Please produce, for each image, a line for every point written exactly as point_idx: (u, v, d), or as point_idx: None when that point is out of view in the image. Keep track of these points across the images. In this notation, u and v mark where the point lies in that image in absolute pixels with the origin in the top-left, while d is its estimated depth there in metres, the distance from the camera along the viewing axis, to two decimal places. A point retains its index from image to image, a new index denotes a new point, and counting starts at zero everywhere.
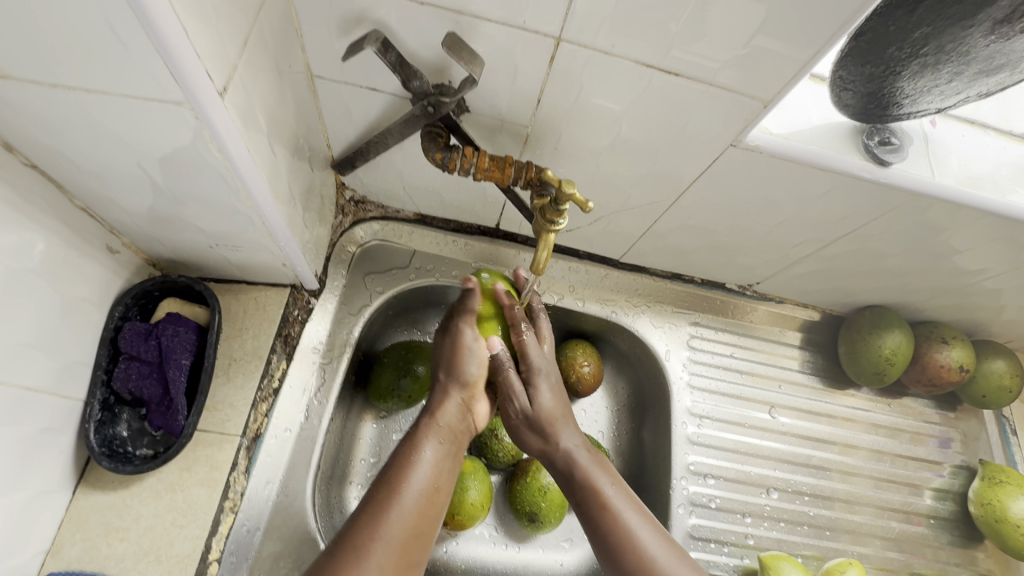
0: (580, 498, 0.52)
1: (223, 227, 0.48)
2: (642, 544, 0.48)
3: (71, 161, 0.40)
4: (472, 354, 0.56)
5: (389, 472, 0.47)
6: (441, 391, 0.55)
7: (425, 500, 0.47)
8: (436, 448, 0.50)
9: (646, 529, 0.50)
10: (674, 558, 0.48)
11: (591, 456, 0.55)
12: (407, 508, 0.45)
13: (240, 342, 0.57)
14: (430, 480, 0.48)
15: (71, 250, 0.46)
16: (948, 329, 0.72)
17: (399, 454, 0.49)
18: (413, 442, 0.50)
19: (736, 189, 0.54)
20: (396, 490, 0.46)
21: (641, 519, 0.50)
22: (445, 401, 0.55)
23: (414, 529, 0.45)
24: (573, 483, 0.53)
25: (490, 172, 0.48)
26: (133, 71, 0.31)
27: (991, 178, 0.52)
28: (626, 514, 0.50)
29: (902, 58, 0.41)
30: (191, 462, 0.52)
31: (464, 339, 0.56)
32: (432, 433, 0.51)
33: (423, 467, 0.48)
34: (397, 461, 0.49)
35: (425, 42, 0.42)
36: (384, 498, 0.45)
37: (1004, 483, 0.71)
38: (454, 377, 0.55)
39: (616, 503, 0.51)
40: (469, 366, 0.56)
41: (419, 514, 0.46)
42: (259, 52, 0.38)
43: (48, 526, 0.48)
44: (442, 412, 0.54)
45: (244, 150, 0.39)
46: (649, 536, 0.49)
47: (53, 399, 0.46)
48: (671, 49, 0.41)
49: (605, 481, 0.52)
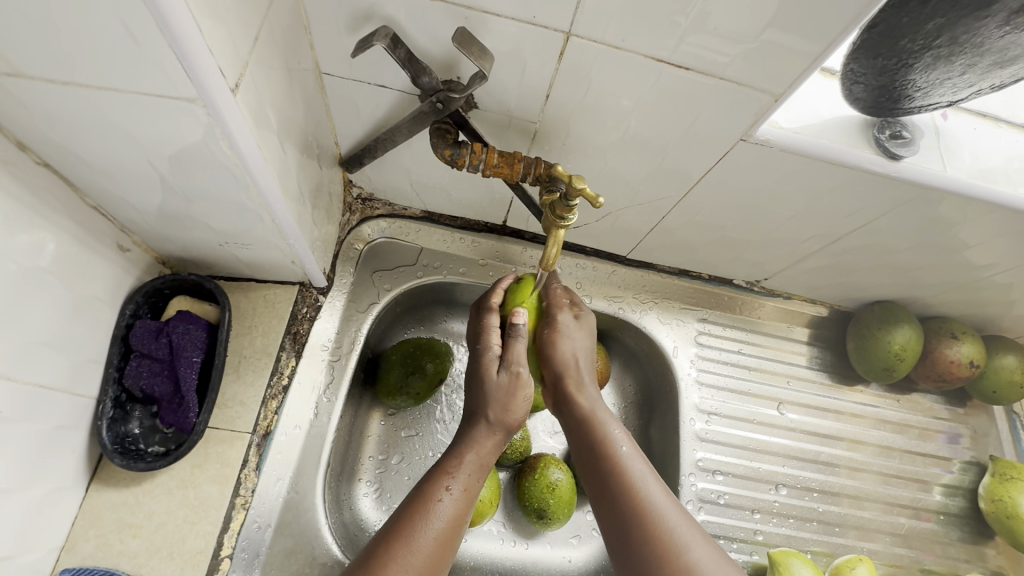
0: (590, 448, 0.51)
1: (233, 224, 0.48)
2: (648, 501, 0.46)
3: (83, 159, 0.41)
4: (524, 403, 0.52)
5: (420, 499, 0.46)
6: (487, 430, 0.51)
7: (452, 528, 0.46)
8: (471, 481, 0.48)
9: (656, 490, 0.47)
10: (686, 524, 0.45)
11: (607, 412, 0.53)
12: (434, 537, 0.44)
13: (249, 340, 0.58)
14: (461, 509, 0.47)
15: (82, 249, 0.46)
16: (958, 324, 0.72)
17: (432, 482, 0.48)
18: (449, 473, 0.48)
19: (745, 184, 0.54)
20: (426, 518, 0.45)
21: (652, 480, 0.48)
22: (487, 433, 0.51)
23: (439, 555, 0.44)
24: (584, 435, 0.52)
25: (499, 168, 0.48)
26: (145, 67, 0.31)
27: (1003, 171, 0.52)
28: (636, 471, 0.48)
29: (914, 50, 0.40)
30: (203, 459, 0.53)
31: (523, 386, 0.51)
32: (470, 463, 0.49)
33: (455, 497, 0.47)
34: (430, 490, 0.47)
35: (434, 38, 0.42)
36: (412, 526, 0.44)
37: (1016, 479, 0.70)
38: (503, 422, 0.51)
39: (628, 458, 0.49)
40: (520, 411, 0.52)
41: (444, 542, 0.45)
42: (270, 49, 0.38)
43: (61, 522, 0.48)
44: (484, 446, 0.50)
45: (255, 148, 0.39)
46: (657, 498, 0.46)
47: (66, 397, 0.47)
48: (681, 43, 0.40)
49: (617, 434, 0.51)
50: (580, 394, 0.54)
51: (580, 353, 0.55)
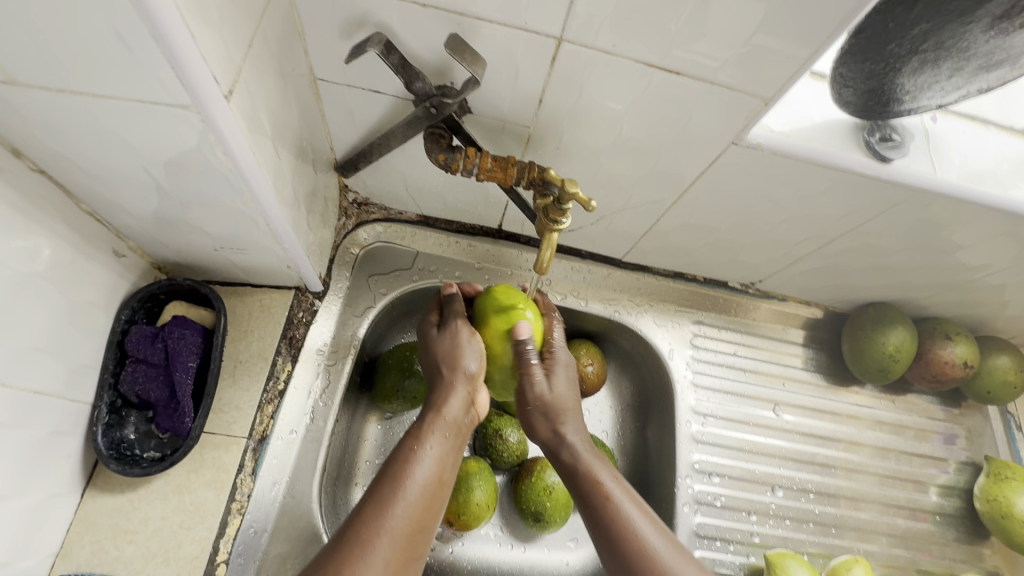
0: (585, 499, 0.50)
1: (229, 230, 0.48)
2: (650, 549, 0.45)
3: (78, 166, 0.41)
4: (470, 347, 0.53)
5: (390, 465, 0.45)
6: (444, 385, 0.52)
7: (429, 493, 0.44)
8: (442, 443, 0.48)
9: (652, 532, 0.46)
10: (681, 560, 0.45)
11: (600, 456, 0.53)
12: (411, 500, 0.43)
13: (246, 345, 0.58)
14: (435, 472, 0.46)
15: (78, 254, 0.46)
16: (952, 325, 0.72)
17: (400, 448, 0.47)
18: (416, 436, 0.48)
19: (738, 187, 0.55)
20: (399, 480, 0.44)
21: (649, 522, 0.47)
22: (446, 393, 0.52)
23: (418, 521, 0.42)
24: (579, 481, 0.51)
25: (493, 172, 0.49)
26: (139, 75, 0.32)
27: (993, 173, 0.52)
28: (634, 518, 0.47)
29: (901, 55, 0.41)
30: (199, 464, 0.53)
31: (460, 333, 0.54)
32: (435, 424, 0.49)
33: (426, 459, 0.46)
34: (400, 455, 0.46)
35: (427, 44, 0.42)
36: (387, 491, 0.43)
37: (1010, 478, 0.71)
38: (456, 372, 0.52)
39: (625, 504, 0.48)
40: (471, 360, 0.53)
41: (423, 506, 0.43)
42: (263, 56, 0.39)
43: (56, 529, 0.48)
44: (446, 406, 0.51)
45: (249, 153, 0.39)
46: (654, 539, 0.46)
47: (62, 403, 0.47)
48: (671, 48, 0.41)
49: (614, 484, 0.50)
50: (572, 441, 0.53)
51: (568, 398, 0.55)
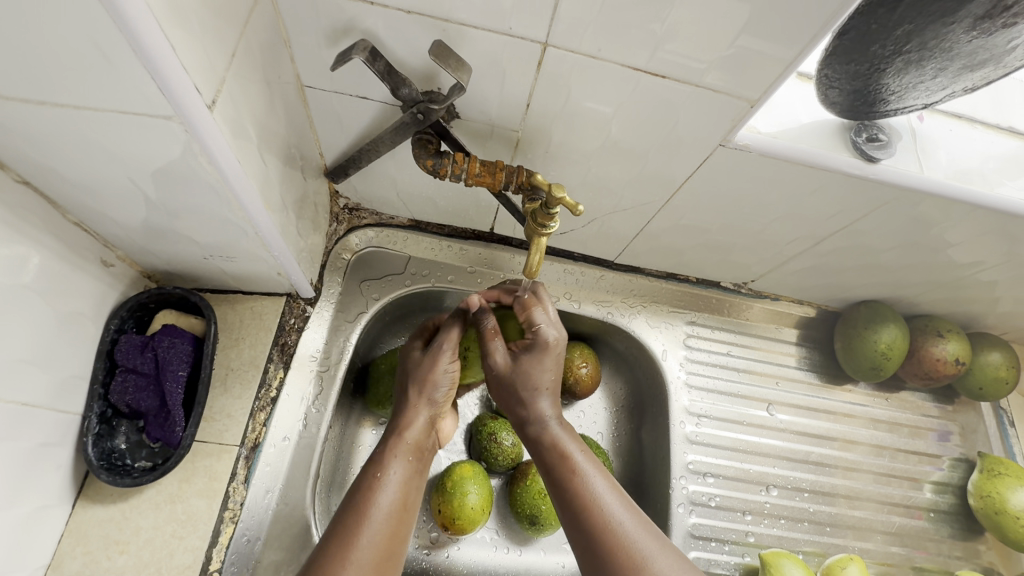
0: (552, 472, 0.49)
1: (217, 238, 0.48)
2: (611, 520, 0.45)
3: (64, 178, 0.41)
4: (445, 374, 0.53)
5: (355, 494, 0.46)
6: (408, 406, 0.53)
7: (392, 522, 0.45)
8: (407, 471, 0.48)
9: (613, 502, 0.46)
10: (644, 531, 0.45)
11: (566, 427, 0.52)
12: (375, 532, 0.43)
13: (237, 352, 0.58)
14: (399, 500, 0.46)
15: (65, 265, 0.46)
16: (944, 322, 0.72)
17: (365, 475, 0.47)
18: (379, 463, 0.48)
19: (727, 188, 0.55)
20: (363, 516, 0.44)
21: (610, 492, 0.47)
22: (412, 414, 0.52)
23: (385, 552, 0.43)
24: (545, 455, 0.50)
25: (481, 177, 0.48)
26: (120, 86, 0.32)
27: (980, 171, 0.53)
28: (596, 485, 0.47)
29: (885, 56, 0.41)
30: (191, 473, 0.52)
31: (440, 360, 0.53)
32: (397, 449, 0.49)
33: (392, 488, 0.46)
34: (363, 485, 0.46)
35: (413, 50, 0.42)
36: (350, 524, 0.43)
37: (1003, 475, 0.71)
38: (423, 395, 0.53)
39: (588, 475, 0.48)
40: (440, 385, 0.53)
41: (389, 537, 0.44)
42: (247, 64, 0.38)
43: (47, 540, 0.48)
44: (408, 427, 0.51)
45: (234, 162, 0.39)
46: (618, 510, 0.46)
47: (51, 414, 0.46)
48: (657, 51, 0.41)
49: (581, 458, 0.49)
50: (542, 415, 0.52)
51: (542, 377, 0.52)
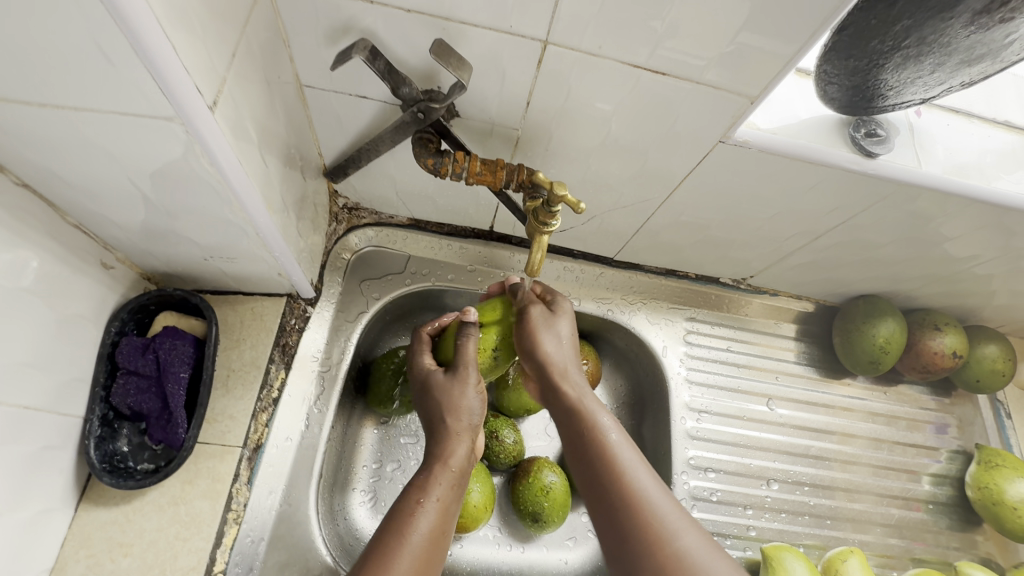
0: (582, 450, 0.49)
1: (218, 239, 0.48)
2: (642, 492, 0.45)
3: (63, 179, 0.40)
4: (475, 399, 0.52)
5: (394, 516, 0.45)
6: (447, 437, 0.51)
7: (431, 546, 0.43)
8: (446, 498, 0.47)
9: (647, 480, 0.46)
10: (674, 509, 0.45)
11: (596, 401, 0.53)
12: (414, 555, 0.42)
13: (238, 353, 0.57)
14: (438, 526, 0.45)
15: (64, 267, 0.46)
16: (941, 316, 0.73)
17: (405, 500, 0.46)
18: (420, 489, 0.47)
19: (726, 185, 0.55)
20: (400, 536, 0.43)
21: (643, 471, 0.47)
22: (452, 445, 0.50)
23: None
24: (576, 431, 0.51)
25: (481, 176, 0.49)
26: (122, 88, 0.32)
27: (977, 165, 0.53)
28: (626, 459, 0.47)
29: (884, 51, 0.41)
30: (193, 474, 0.52)
31: (467, 382, 0.52)
32: (439, 477, 0.48)
33: (430, 512, 0.45)
34: (403, 509, 0.45)
35: (413, 48, 0.42)
36: (389, 546, 0.42)
37: (1000, 466, 0.72)
38: (461, 423, 0.51)
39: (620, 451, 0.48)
40: (472, 412, 0.52)
41: (424, 561, 0.43)
42: (247, 64, 0.38)
43: (50, 543, 0.48)
44: (450, 455, 0.50)
45: (235, 162, 0.39)
46: (650, 486, 0.46)
47: (52, 417, 0.46)
48: (657, 49, 0.41)
49: (608, 430, 0.49)
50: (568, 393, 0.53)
51: (559, 351, 0.54)
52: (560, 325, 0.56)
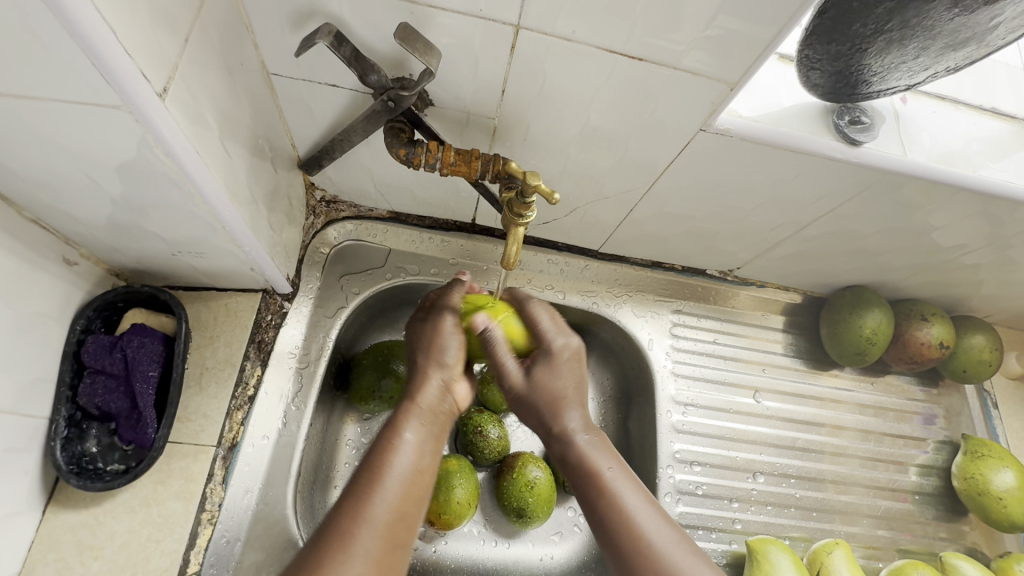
0: (585, 493, 0.47)
1: (185, 233, 0.47)
2: (647, 536, 0.43)
3: (16, 173, 0.39)
4: (452, 336, 0.51)
5: (371, 455, 0.43)
6: (422, 375, 0.49)
7: (409, 483, 0.42)
8: (424, 436, 0.45)
9: (650, 518, 0.45)
10: (683, 550, 0.43)
11: (601, 444, 0.49)
12: (392, 490, 0.40)
13: (212, 351, 0.56)
14: (417, 461, 0.43)
15: (24, 263, 0.44)
16: (928, 306, 0.72)
17: (380, 438, 0.44)
18: (395, 424, 0.45)
19: (709, 174, 0.54)
20: (378, 472, 0.41)
21: (646, 508, 0.45)
22: (425, 383, 0.49)
23: (398, 512, 0.40)
24: (576, 474, 0.48)
25: (456, 166, 0.47)
26: (63, 74, 0.30)
27: (964, 153, 0.52)
28: (630, 503, 0.45)
29: (866, 35, 0.40)
30: (166, 475, 0.51)
31: (444, 322, 0.52)
32: (416, 412, 0.46)
33: (407, 448, 0.43)
34: (378, 445, 0.43)
35: (381, 34, 0.41)
36: (366, 481, 0.41)
37: (986, 456, 0.72)
38: (435, 358, 0.50)
39: (622, 493, 0.46)
40: (450, 350, 0.50)
41: (403, 498, 0.41)
42: (203, 50, 0.37)
43: (17, 548, 0.47)
44: (425, 394, 0.48)
45: (192, 153, 0.37)
46: (655, 529, 0.44)
47: (16, 419, 0.45)
48: (633, 34, 0.40)
49: (610, 474, 0.47)
50: (569, 431, 0.49)
51: (565, 388, 0.51)
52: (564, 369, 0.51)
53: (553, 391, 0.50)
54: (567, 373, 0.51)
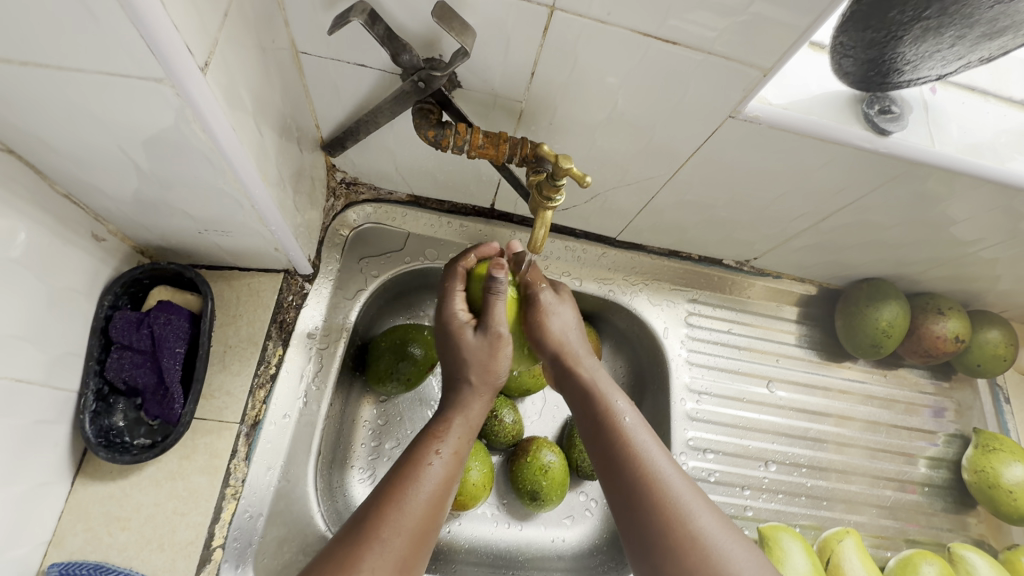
0: (595, 422, 0.50)
1: (213, 212, 0.47)
2: (652, 468, 0.45)
3: (51, 145, 0.39)
4: (505, 362, 0.51)
5: (409, 463, 0.45)
6: (470, 395, 0.51)
7: (441, 493, 0.44)
8: (459, 448, 0.48)
9: (660, 457, 0.46)
10: (686, 485, 0.45)
11: (611, 385, 0.52)
12: (427, 499, 0.43)
13: (234, 330, 0.57)
14: (450, 473, 0.46)
15: (54, 238, 0.45)
16: (945, 300, 0.72)
17: (420, 447, 0.47)
18: (437, 436, 0.48)
19: (735, 162, 0.54)
20: (416, 480, 0.44)
21: (658, 449, 0.47)
22: (471, 398, 0.51)
23: (430, 521, 0.43)
24: (588, 407, 0.51)
25: (484, 149, 0.47)
26: (108, 45, 0.30)
27: (992, 146, 0.52)
28: (639, 439, 0.47)
29: (904, 22, 0.39)
30: (191, 450, 0.52)
31: (500, 344, 0.50)
32: (457, 426, 0.49)
33: (445, 460, 0.46)
34: (417, 454, 0.46)
35: (414, 14, 0.40)
36: (402, 487, 0.43)
37: (997, 450, 0.72)
38: (484, 380, 0.51)
39: (633, 429, 0.48)
40: (502, 368, 0.52)
41: (436, 506, 0.44)
42: (239, 26, 0.37)
43: (48, 517, 0.48)
44: (468, 411, 0.50)
45: (228, 129, 0.38)
46: (663, 464, 0.45)
47: (46, 391, 0.46)
48: (667, 18, 0.39)
49: (621, 407, 0.49)
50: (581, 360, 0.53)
51: (574, 317, 0.55)
52: (570, 304, 0.56)
53: (569, 318, 0.55)
54: (570, 314, 0.55)
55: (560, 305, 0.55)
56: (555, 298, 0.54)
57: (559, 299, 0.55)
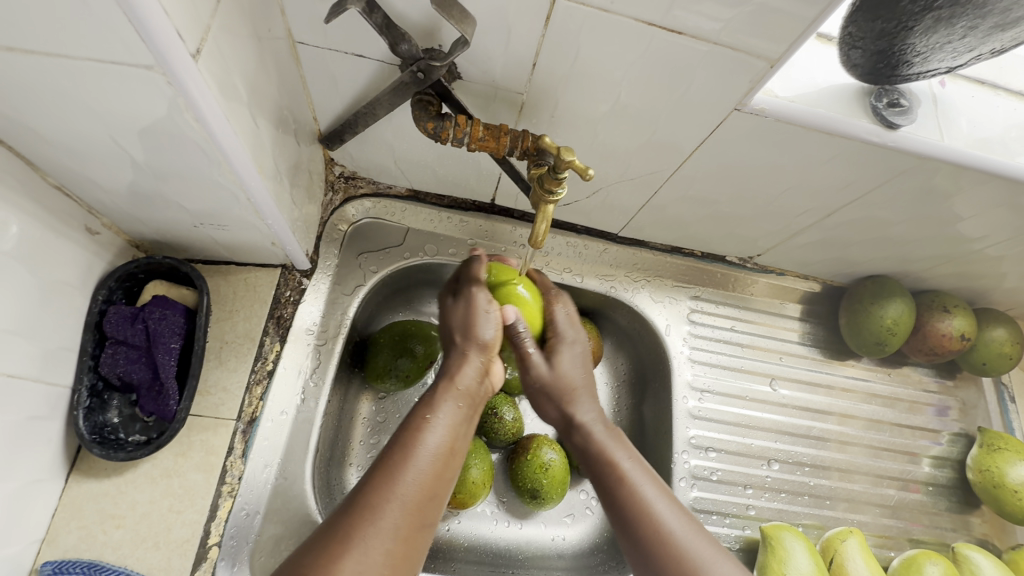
0: (601, 482, 0.49)
1: (209, 205, 0.46)
2: (665, 526, 0.44)
3: (42, 136, 0.38)
4: (485, 317, 0.51)
5: (403, 434, 0.44)
6: (459, 356, 0.51)
7: (439, 462, 0.43)
8: (454, 416, 0.46)
9: (669, 511, 0.45)
10: (701, 539, 0.44)
11: (615, 439, 0.51)
12: (422, 467, 0.41)
13: (231, 325, 0.56)
14: (447, 441, 0.44)
15: (47, 231, 0.44)
16: (950, 298, 0.71)
17: (413, 417, 0.45)
18: (428, 404, 0.46)
19: (740, 156, 0.53)
20: (411, 449, 0.42)
21: (666, 502, 0.46)
22: (461, 362, 0.50)
23: (427, 492, 0.41)
24: (595, 466, 0.50)
25: (484, 142, 0.46)
26: (97, 31, 0.29)
27: (1002, 140, 0.51)
28: (647, 495, 0.46)
29: (915, 12, 0.39)
30: (186, 447, 0.52)
31: (476, 301, 0.52)
32: (450, 394, 0.47)
33: (440, 428, 0.44)
34: (410, 423, 0.44)
35: (413, 3, 0.40)
36: (397, 457, 0.41)
37: (1003, 449, 0.71)
38: (469, 340, 0.51)
39: (640, 484, 0.46)
40: (483, 328, 0.51)
41: (434, 477, 0.42)
42: (234, 13, 0.36)
43: (41, 514, 0.47)
44: (460, 375, 0.49)
45: (222, 119, 0.37)
46: (674, 520, 0.44)
47: (39, 387, 0.45)
48: (672, 8, 0.38)
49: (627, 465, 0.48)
50: (583, 423, 0.52)
51: (576, 379, 0.54)
52: (576, 353, 0.55)
53: (570, 383, 0.53)
54: (573, 365, 0.54)
55: (559, 367, 0.53)
56: (549, 370, 0.53)
57: (555, 366, 0.53)
